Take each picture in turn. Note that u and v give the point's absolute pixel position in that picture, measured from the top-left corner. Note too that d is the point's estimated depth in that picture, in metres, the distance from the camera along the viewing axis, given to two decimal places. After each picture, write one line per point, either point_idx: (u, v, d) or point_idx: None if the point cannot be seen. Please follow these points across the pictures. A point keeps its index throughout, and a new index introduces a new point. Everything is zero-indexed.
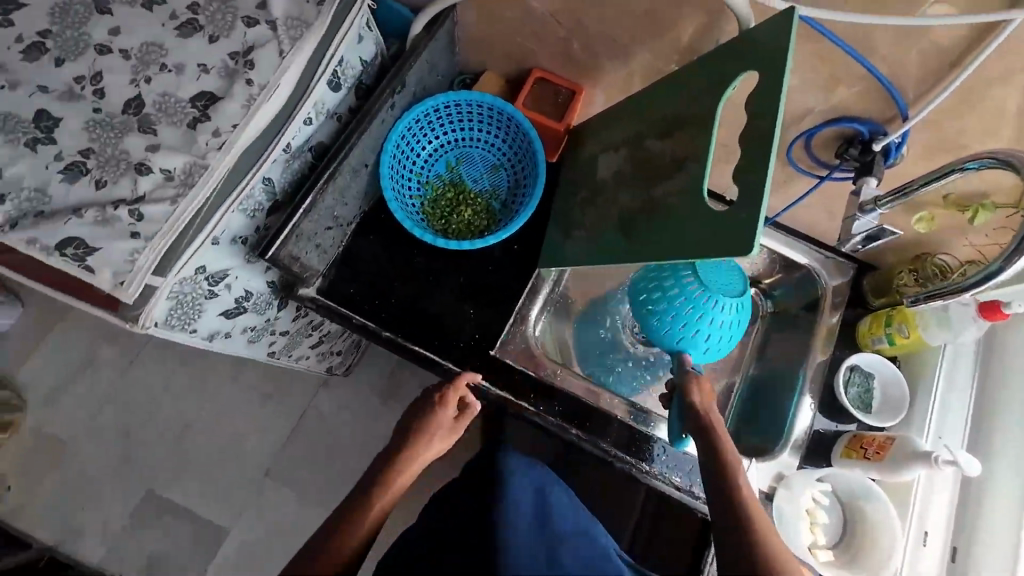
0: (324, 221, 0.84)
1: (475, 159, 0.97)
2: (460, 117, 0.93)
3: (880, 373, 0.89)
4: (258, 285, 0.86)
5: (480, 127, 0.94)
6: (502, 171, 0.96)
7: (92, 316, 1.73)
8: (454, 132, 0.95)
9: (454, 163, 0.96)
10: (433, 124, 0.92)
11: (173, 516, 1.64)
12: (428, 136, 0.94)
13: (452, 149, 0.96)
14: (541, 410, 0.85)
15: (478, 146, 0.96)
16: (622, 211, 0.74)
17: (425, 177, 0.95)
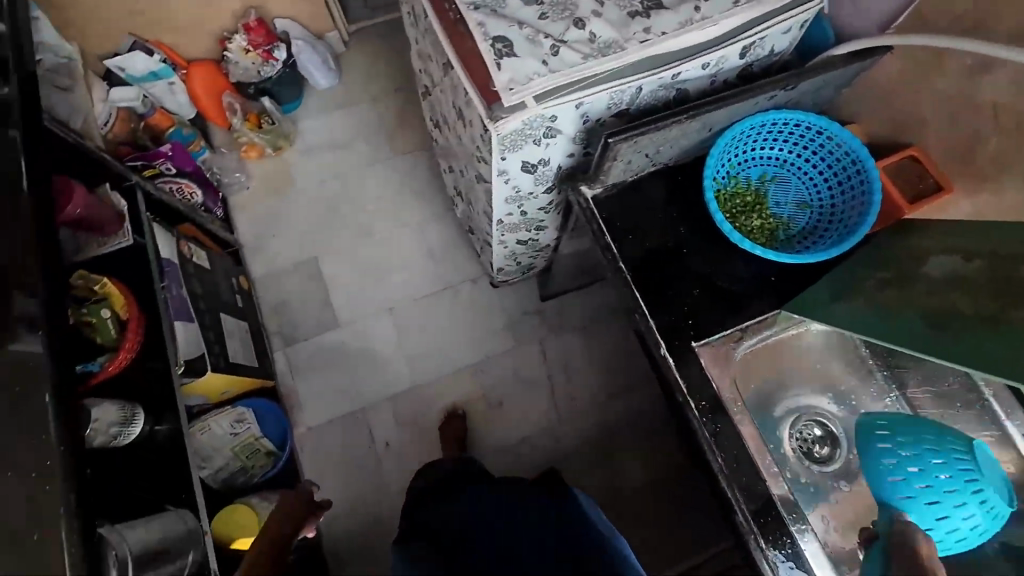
0: (648, 148, 0.90)
1: (790, 187, 0.98)
2: (808, 144, 0.95)
3: None
4: (559, 160, 0.97)
5: (819, 163, 0.95)
6: (806, 210, 0.96)
7: (371, 153, 2.21)
8: (791, 154, 0.97)
9: (769, 178, 0.98)
10: (782, 136, 0.95)
11: (317, 285, 1.93)
12: (768, 142, 0.96)
13: (776, 166, 0.98)
14: (704, 420, 0.85)
15: (802, 177, 0.97)
16: (936, 308, 0.77)
17: (739, 171, 0.97)
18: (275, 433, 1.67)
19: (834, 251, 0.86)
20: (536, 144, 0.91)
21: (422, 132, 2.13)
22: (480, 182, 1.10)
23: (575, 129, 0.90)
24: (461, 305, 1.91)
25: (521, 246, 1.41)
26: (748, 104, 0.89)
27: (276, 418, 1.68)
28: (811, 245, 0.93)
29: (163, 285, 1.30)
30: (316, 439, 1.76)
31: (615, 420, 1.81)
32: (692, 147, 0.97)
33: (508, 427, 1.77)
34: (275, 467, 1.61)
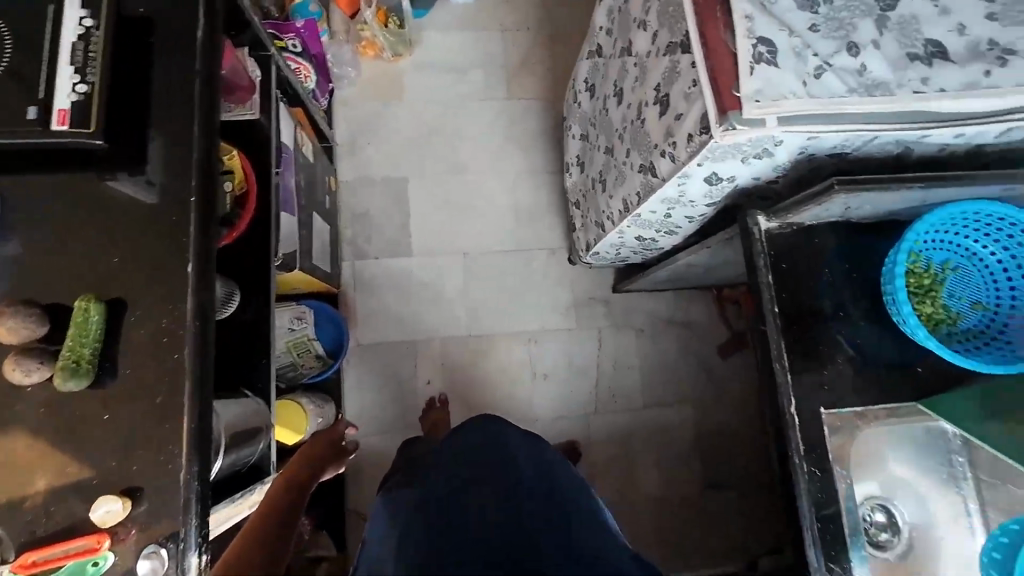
0: (853, 201, 0.84)
1: (971, 284, 0.91)
2: (1010, 247, 0.89)
3: None
4: (746, 179, 0.91)
5: (1011, 269, 0.89)
6: (979, 312, 0.91)
7: (490, 70, 2.01)
8: (985, 253, 0.91)
9: (952, 266, 0.91)
10: (987, 230, 0.89)
11: (399, 208, 1.88)
12: (969, 231, 0.90)
13: (966, 255, 0.91)
14: (810, 488, 0.84)
15: (987, 279, 0.91)
16: None
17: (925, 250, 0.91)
18: (326, 341, 1.70)
19: (1011, 367, 0.82)
20: (741, 161, 0.84)
21: (545, 81, 2.01)
22: (644, 174, 1.03)
23: (790, 157, 0.83)
24: (533, 271, 1.88)
25: (634, 242, 1.36)
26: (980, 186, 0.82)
27: (331, 326, 1.69)
28: (975, 350, 0.88)
29: (279, 171, 1.26)
30: (361, 356, 1.78)
31: (646, 428, 1.82)
32: (890, 210, 0.90)
33: (546, 403, 1.79)
34: (320, 373, 1.64)
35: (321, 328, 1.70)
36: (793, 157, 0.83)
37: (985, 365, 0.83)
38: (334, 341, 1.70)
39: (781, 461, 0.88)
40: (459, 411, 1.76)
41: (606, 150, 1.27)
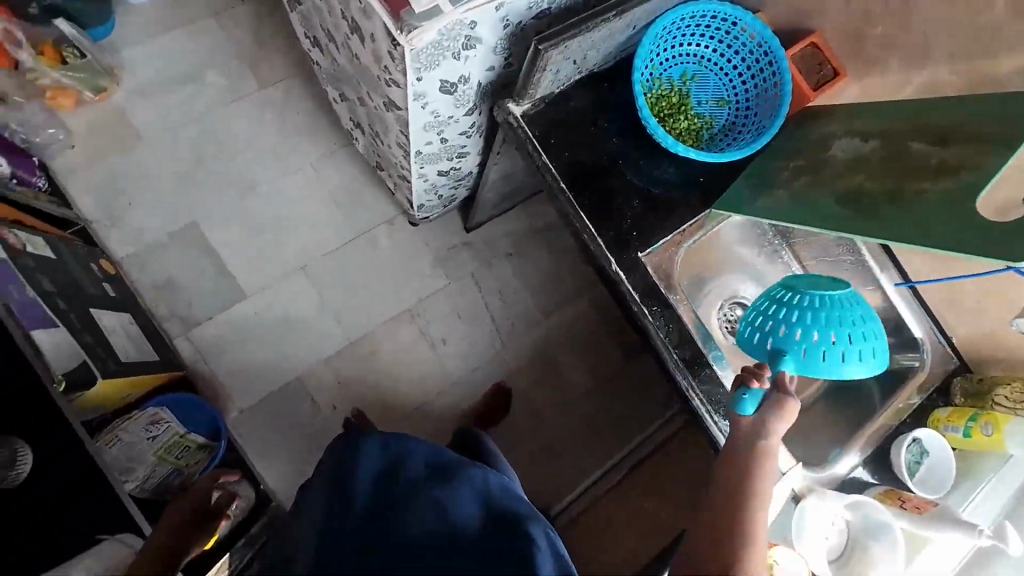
0: (575, 55, 0.84)
1: (708, 84, 0.98)
2: (721, 35, 0.95)
3: (936, 455, 0.98)
4: (479, 75, 0.87)
5: (730, 55, 0.96)
6: (725, 107, 0.98)
7: (223, 64, 1.74)
8: (706, 50, 0.96)
9: (689, 77, 0.97)
10: (698, 28, 0.94)
11: (204, 256, 1.65)
12: (684, 37, 0.94)
13: (696, 60, 0.97)
14: (656, 322, 0.91)
15: (718, 73, 0.98)
16: (851, 189, 0.80)
17: (659, 72, 0.95)
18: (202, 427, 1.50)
19: (757, 144, 0.91)
20: (455, 59, 0.79)
21: (290, 52, 1.79)
22: (392, 111, 0.96)
23: (497, 36, 0.80)
24: (381, 251, 1.77)
25: (443, 180, 1.30)
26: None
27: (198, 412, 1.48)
28: (733, 141, 0.97)
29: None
30: (251, 422, 1.62)
31: (555, 336, 1.87)
32: (617, 48, 0.92)
33: (457, 365, 1.77)
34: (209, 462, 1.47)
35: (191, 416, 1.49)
36: (501, 35, 0.80)
37: (738, 151, 0.91)
38: (208, 425, 1.50)
39: (630, 313, 0.95)
40: (380, 417, 1.69)
41: (360, 102, 1.16)
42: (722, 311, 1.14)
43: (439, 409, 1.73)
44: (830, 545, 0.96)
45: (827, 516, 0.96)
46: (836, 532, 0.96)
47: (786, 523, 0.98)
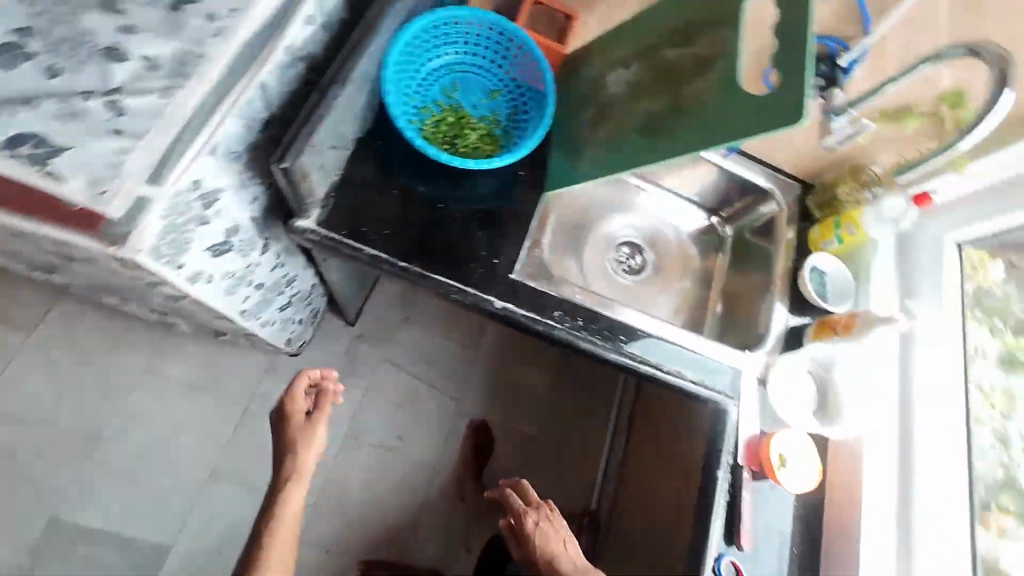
0: (331, 139, 0.76)
1: (471, 84, 0.95)
2: (465, 36, 0.90)
3: (831, 272, 1.05)
4: (248, 217, 0.76)
5: (482, 53, 0.92)
6: (500, 96, 0.95)
7: None
8: (455, 54, 0.92)
9: (451, 89, 0.94)
10: (436, 40, 0.89)
11: (91, 544, 1.35)
12: (433, 52, 0.90)
13: (439, 89, 0.93)
14: (567, 324, 0.89)
15: (475, 70, 0.94)
16: (643, 118, 0.78)
17: (421, 101, 0.90)
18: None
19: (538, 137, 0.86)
20: (204, 220, 0.68)
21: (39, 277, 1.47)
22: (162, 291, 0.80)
23: (215, 205, 0.69)
24: None
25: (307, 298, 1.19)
26: (294, 21, 0.66)
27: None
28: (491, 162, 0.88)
29: None
30: None
31: (493, 364, 1.78)
32: (296, 121, 0.73)
33: (427, 450, 1.65)
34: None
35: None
36: (225, 197, 0.69)
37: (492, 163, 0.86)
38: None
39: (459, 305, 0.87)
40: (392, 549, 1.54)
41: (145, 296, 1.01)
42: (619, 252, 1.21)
43: (437, 500, 1.61)
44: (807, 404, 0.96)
45: (792, 381, 0.97)
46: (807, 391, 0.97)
47: (778, 404, 0.94)
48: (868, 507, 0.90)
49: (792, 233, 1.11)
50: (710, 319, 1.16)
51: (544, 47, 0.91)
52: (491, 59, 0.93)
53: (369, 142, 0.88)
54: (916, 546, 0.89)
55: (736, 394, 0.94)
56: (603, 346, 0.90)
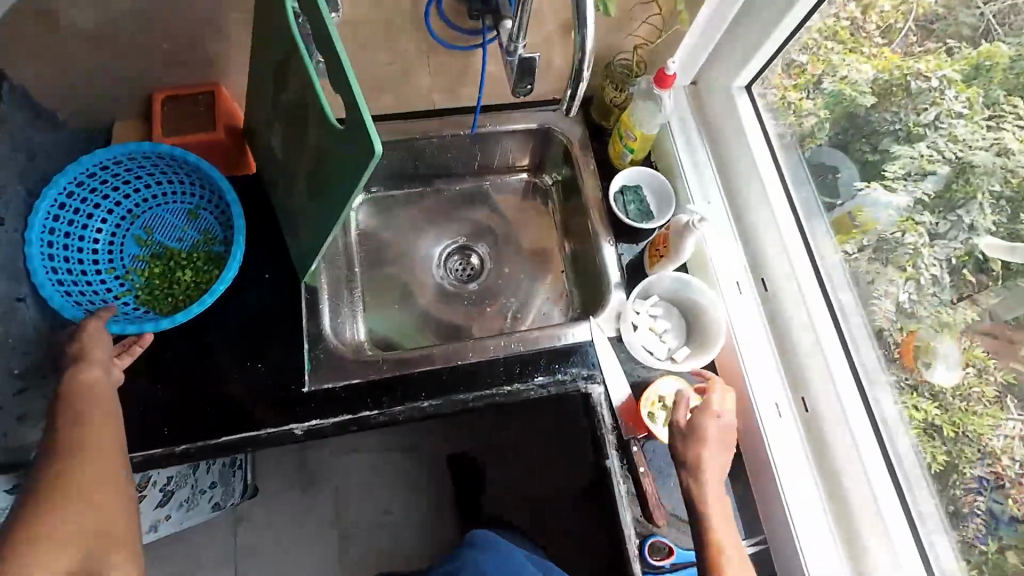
0: (5, 386, 0.65)
1: (167, 217, 0.83)
2: (121, 180, 0.80)
3: (643, 181, 0.94)
4: (1, 504, 0.68)
5: (154, 181, 0.82)
6: (200, 210, 0.83)
7: None
8: (131, 199, 0.82)
9: (144, 235, 0.82)
10: (93, 201, 0.79)
11: None
12: (99, 215, 0.80)
13: (130, 243, 0.81)
14: (384, 406, 0.80)
15: (164, 202, 0.83)
16: (306, 178, 0.67)
17: (122, 266, 0.80)
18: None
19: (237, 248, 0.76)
20: None
21: None
22: None
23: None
24: (262, 547, 1.50)
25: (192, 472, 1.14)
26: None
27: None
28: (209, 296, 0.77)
29: None
30: None
31: None
32: None
33: (420, 513, 1.54)
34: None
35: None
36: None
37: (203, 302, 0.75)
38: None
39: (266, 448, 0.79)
40: None
41: None
42: (451, 262, 1.10)
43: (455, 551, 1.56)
44: (671, 336, 0.87)
45: (645, 320, 0.87)
46: (664, 322, 0.87)
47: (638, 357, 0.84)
48: (768, 420, 0.79)
49: (591, 160, 0.99)
50: (568, 279, 1.08)
51: (198, 142, 0.79)
52: (160, 179, 0.82)
53: None
54: (834, 440, 0.76)
55: (597, 364, 0.85)
56: (432, 402, 0.81)
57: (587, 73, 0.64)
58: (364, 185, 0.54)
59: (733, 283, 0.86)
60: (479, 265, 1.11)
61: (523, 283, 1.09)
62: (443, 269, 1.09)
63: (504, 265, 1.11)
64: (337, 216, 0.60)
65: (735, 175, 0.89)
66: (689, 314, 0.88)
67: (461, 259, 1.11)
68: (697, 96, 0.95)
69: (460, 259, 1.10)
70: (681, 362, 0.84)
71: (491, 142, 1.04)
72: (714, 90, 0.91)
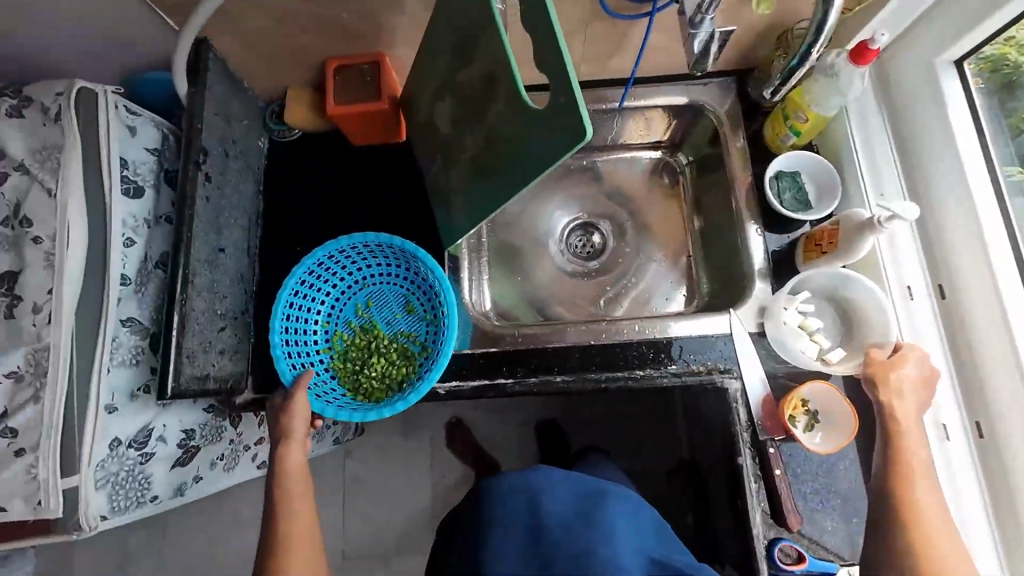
0: (211, 326, 0.76)
1: (386, 297, 0.92)
2: (363, 254, 0.88)
3: (803, 167, 0.87)
4: (198, 417, 0.82)
5: (387, 263, 0.90)
6: (415, 309, 0.90)
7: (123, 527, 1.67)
8: (360, 270, 0.90)
9: (363, 306, 0.91)
10: (333, 270, 0.88)
11: None
12: (330, 282, 0.89)
13: (349, 309, 0.91)
14: (519, 376, 0.83)
15: (387, 279, 0.92)
16: (475, 154, 0.69)
17: (333, 328, 0.89)
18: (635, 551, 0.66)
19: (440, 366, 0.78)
20: (150, 454, 0.74)
21: None
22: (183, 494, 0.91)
23: (150, 437, 0.74)
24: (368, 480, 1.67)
25: None
26: (115, 257, 0.68)
27: (609, 513, 0.70)
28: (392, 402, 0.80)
29: None
30: None
31: None
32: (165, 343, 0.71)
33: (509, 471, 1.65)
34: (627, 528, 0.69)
35: (610, 536, 0.66)
36: (156, 425, 0.74)
37: (388, 407, 0.77)
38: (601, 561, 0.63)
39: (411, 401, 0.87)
40: None
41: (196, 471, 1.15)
42: (573, 238, 1.09)
43: None
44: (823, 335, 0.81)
45: (795, 317, 0.81)
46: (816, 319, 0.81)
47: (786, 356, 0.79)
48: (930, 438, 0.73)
49: (742, 140, 0.92)
50: (697, 265, 1.03)
51: (364, 112, 0.82)
52: (392, 260, 0.89)
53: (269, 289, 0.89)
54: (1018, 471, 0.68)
55: (734, 359, 0.83)
56: (564, 378, 0.83)
57: (818, 55, 0.69)
58: (554, 167, 0.54)
59: (903, 287, 0.78)
60: (602, 242, 1.08)
61: (648, 265, 1.06)
62: (565, 244, 1.08)
63: (628, 244, 1.07)
64: (512, 194, 0.61)
65: (921, 166, 0.79)
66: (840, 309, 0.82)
67: (583, 235, 1.09)
68: (880, 72, 0.84)
69: (581, 235, 1.08)
70: (835, 365, 0.78)
71: (632, 116, 0.99)
72: (907, 66, 0.80)
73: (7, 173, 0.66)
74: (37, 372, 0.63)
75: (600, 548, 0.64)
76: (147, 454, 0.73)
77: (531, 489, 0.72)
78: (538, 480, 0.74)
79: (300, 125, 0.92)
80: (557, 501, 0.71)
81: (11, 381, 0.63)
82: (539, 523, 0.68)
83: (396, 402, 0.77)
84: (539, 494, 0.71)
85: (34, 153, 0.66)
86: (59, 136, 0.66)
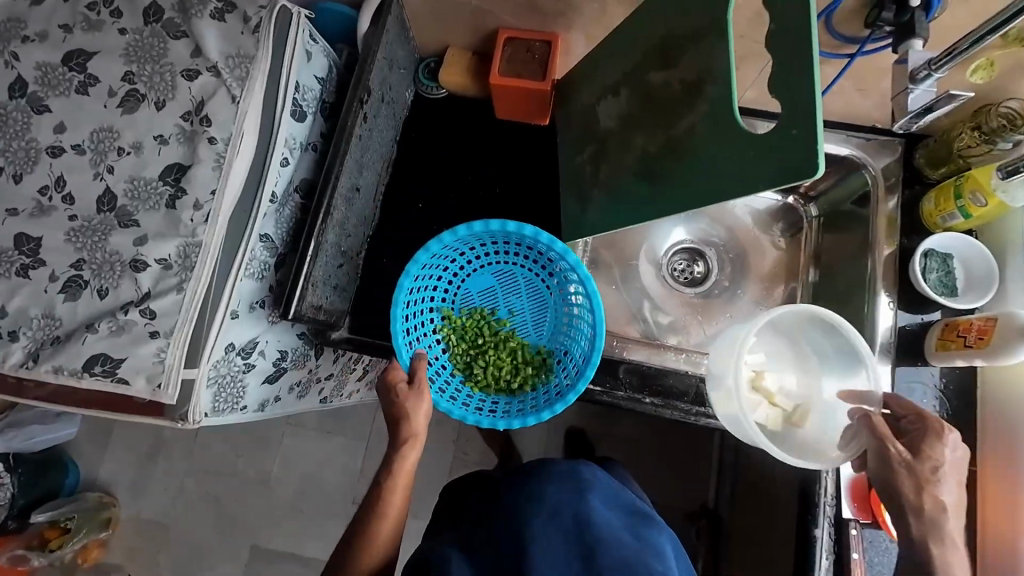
0: (334, 260, 0.78)
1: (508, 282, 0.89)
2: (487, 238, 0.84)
3: (959, 251, 0.81)
4: (292, 341, 0.85)
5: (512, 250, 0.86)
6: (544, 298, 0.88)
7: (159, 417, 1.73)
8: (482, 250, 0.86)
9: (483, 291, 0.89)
10: (454, 250, 0.84)
11: (282, 562, 1.50)
12: (453, 261, 0.86)
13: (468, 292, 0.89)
14: (608, 387, 0.82)
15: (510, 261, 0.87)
16: (641, 158, 0.67)
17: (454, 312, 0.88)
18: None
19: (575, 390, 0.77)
20: (251, 365, 0.77)
21: None
22: None
23: (255, 350, 0.76)
24: None
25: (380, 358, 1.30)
26: (272, 174, 0.70)
27: (657, 536, 0.68)
28: (536, 409, 0.81)
29: None
30: None
31: None
32: (294, 266, 0.73)
33: None
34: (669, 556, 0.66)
35: (658, 552, 0.64)
36: (262, 340, 0.77)
37: (512, 421, 0.77)
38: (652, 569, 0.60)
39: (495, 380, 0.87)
40: None
41: None
42: (676, 261, 1.06)
43: None
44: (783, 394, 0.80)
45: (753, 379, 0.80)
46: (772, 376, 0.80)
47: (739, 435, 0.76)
48: None
49: (894, 205, 0.87)
50: None
51: (526, 89, 0.81)
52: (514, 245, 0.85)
53: (384, 237, 0.91)
54: None
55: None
56: (652, 402, 0.82)
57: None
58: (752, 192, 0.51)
59: None
60: (705, 273, 1.05)
61: (751, 307, 1.02)
62: (666, 265, 1.06)
63: (731, 281, 1.04)
64: (682, 208, 0.59)
65: None
66: (804, 370, 0.81)
67: (687, 261, 1.06)
68: None
69: (685, 261, 1.05)
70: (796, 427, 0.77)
71: None
72: None
73: (200, 72, 0.69)
74: (185, 264, 0.66)
75: (651, 561, 0.61)
76: (247, 367, 0.76)
77: (578, 485, 0.69)
78: (586, 476, 0.71)
79: (450, 86, 0.92)
80: (605, 502, 0.68)
81: (160, 267, 0.66)
82: (587, 520, 0.64)
83: (523, 417, 0.77)
84: (587, 491, 0.68)
85: (228, 59, 0.69)
86: (253, 47, 0.69)
